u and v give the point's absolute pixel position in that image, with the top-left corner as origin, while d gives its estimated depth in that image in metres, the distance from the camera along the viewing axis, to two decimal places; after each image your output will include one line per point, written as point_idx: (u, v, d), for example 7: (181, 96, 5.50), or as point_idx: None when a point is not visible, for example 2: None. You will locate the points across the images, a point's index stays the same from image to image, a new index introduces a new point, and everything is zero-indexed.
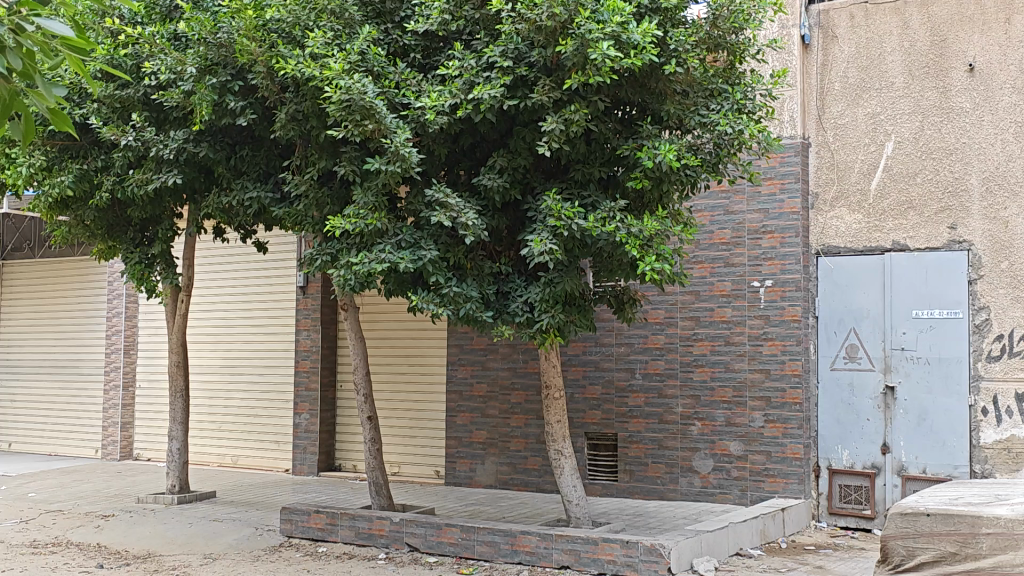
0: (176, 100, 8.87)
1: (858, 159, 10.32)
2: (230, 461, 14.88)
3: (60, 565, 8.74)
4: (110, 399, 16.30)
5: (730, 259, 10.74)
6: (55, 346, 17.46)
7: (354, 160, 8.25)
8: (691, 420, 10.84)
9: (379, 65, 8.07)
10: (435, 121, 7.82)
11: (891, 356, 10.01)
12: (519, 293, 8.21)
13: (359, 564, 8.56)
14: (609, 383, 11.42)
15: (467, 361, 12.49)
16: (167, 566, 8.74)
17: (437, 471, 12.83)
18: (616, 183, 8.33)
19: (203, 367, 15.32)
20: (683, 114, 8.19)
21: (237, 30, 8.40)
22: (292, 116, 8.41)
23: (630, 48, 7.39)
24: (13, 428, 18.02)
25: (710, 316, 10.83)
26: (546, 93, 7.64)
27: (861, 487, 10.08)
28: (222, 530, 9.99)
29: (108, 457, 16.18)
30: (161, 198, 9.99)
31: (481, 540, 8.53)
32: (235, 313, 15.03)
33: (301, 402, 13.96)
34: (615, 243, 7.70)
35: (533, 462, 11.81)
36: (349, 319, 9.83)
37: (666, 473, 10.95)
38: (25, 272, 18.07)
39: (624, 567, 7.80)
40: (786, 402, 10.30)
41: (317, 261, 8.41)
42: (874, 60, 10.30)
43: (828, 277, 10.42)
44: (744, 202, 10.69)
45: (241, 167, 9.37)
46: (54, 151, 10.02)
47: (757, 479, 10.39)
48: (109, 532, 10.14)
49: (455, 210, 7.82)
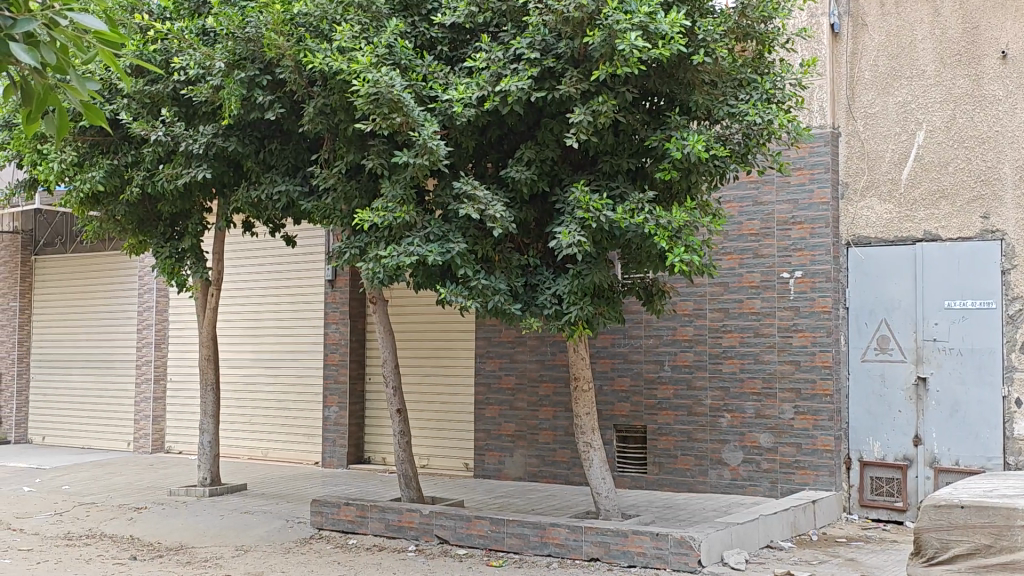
0: (205, 95, 8.92)
1: (889, 148, 10.23)
2: (261, 454, 14.99)
3: (94, 557, 8.83)
4: (142, 394, 16.45)
5: (759, 250, 10.65)
6: (87, 340, 17.64)
7: (382, 154, 8.26)
8: (720, 413, 10.79)
9: (407, 58, 8.08)
10: (463, 114, 7.83)
11: (923, 347, 9.93)
12: (548, 286, 8.16)
13: (389, 556, 8.59)
14: (638, 376, 11.38)
15: (495, 354, 12.51)
16: (199, 558, 8.79)
17: (466, 463, 12.86)
18: (644, 175, 8.28)
19: (234, 360, 15.40)
20: (711, 104, 8.09)
21: (264, 25, 8.43)
22: (320, 110, 8.45)
23: (658, 39, 7.35)
24: (46, 422, 18.24)
25: (739, 308, 10.76)
26: (574, 84, 7.65)
27: (892, 479, 10.02)
28: (253, 522, 10.05)
29: (141, 450, 16.36)
30: (190, 193, 9.98)
31: (511, 532, 8.53)
32: (265, 307, 15.09)
33: (330, 395, 14.02)
34: (644, 235, 7.68)
35: (562, 455, 11.81)
36: (378, 311, 9.85)
37: (696, 466, 10.91)
38: (57, 267, 18.29)
39: (654, 559, 7.80)
40: (816, 394, 10.22)
41: (346, 255, 8.48)
42: (905, 48, 10.22)
43: (859, 267, 10.34)
44: (774, 192, 10.60)
45: (270, 161, 9.39)
46: (85, 146, 10.08)
47: (787, 471, 10.32)
48: (141, 524, 10.21)
49: (483, 202, 7.82)
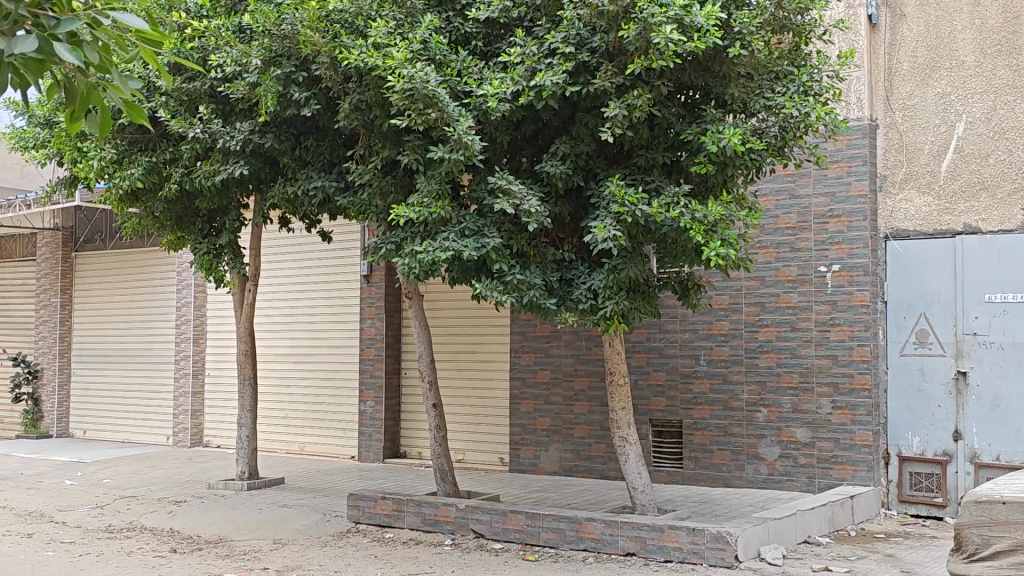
0: (242, 92, 8.99)
1: (927, 140, 10.14)
2: (298, 448, 15.10)
3: (135, 550, 8.94)
4: (180, 388, 16.63)
5: (796, 244, 10.57)
6: (126, 335, 17.83)
7: (417, 149, 8.30)
8: (757, 407, 10.74)
9: (441, 53, 8.11)
10: (498, 108, 7.83)
11: (963, 341, 9.82)
12: (583, 280, 8.14)
13: (426, 550, 8.62)
14: (673, 370, 11.34)
15: (530, 348, 12.51)
16: (237, 551, 8.87)
17: (502, 458, 12.89)
18: (679, 168, 8.24)
19: (270, 355, 15.51)
20: (747, 98, 8.03)
21: (300, 22, 8.51)
22: (355, 106, 8.50)
23: (694, 32, 7.30)
24: (86, 416, 18.47)
25: (776, 302, 10.69)
26: (609, 78, 7.63)
27: (932, 474, 9.93)
28: (291, 516, 10.12)
29: (179, 444, 16.54)
30: (227, 189, 10.04)
31: (547, 527, 8.53)
32: (302, 302, 15.18)
33: (366, 390, 14.11)
34: (680, 229, 7.65)
35: (597, 449, 11.80)
36: (414, 306, 9.87)
37: (732, 460, 10.87)
38: (96, 264, 18.51)
39: (690, 554, 7.78)
40: (854, 388, 10.13)
41: (381, 251, 8.52)
42: (944, 39, 10.13)
43: (897, 261, 10.23)
44: (810, 185, 10.52)
45: (306, 157, 9.44)
46: (124, 144, 10.19)
47: (825, 466, 10.24)
48: (180, 518, 10.31)
49: (518, 197, 7.82)
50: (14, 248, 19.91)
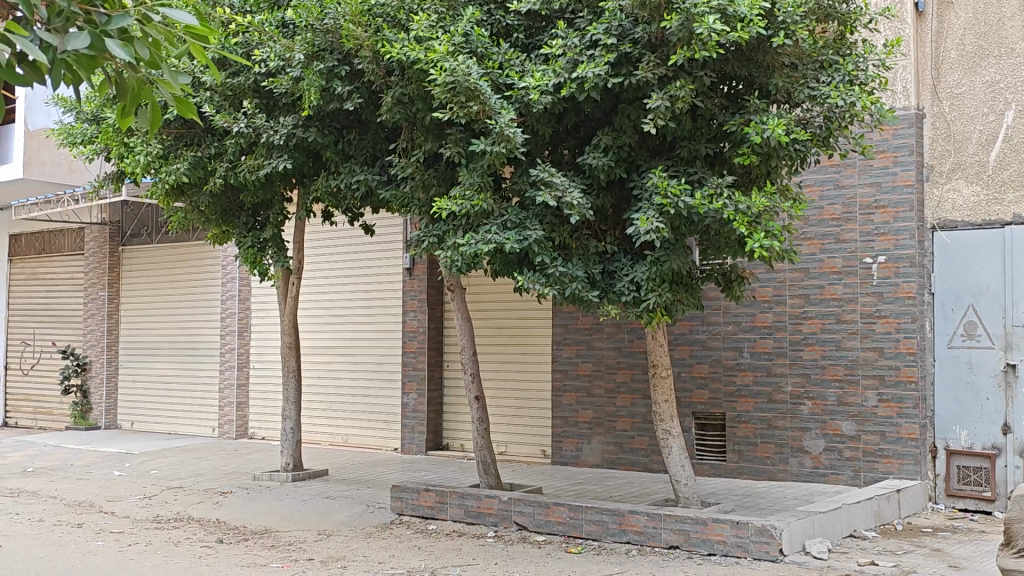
0: (285, 87, 9.05)
1: (976, 129, 10.03)
2: (341, 440, 15.23)
3: (183, 540, 9.07)
4: (226, 380, 16.81)
5: (841, 235, 10.47)
6: (172, 328, 18.05)
7: (459, 142, 8.30)
8: (801, 400, 10.65)
9: (483, 46, 8.10)
10: (540, 101, 7.82)
11: (1012, 333, 9.68)
12: (625, 272, 8.11)
13: (469, 542, 8.65)
14: (716, 363, 11.27)
15: (572, 341, 12.50)
16: (283, 542, 8.96)
17: (544, 450, 12.89)
18: (723, 160, 8.18)
19: (314, 348, 15.63)
20: (792, 88, 7.95)
21: (342, 16, 8.57)
22: (398, 99, 8.52)
23: (737, 21, 7.25)
24: (134, 407, 18.75)
25: (821, 294, 10.59)
26: (651, 69, 7.58)
27: (980, 468, 9.77)
28: (336, 507, 10.21)
29: (225, 436, 16.76)
30: (272, 183, 10.12)
31: (590, 519, 8.53)
32: (345, 295, 15.28)
33: (409, 382, 14.18)
34: (723, 220, 7.60)
35: (640, 442, 11.79)
36: (456, 299, 9.89)
37: (776, 454, 10.79)
38: (143, 257, 18.74)
39: (734, 548, 7.74)
40: (901, 380, 10.02)
41: (424, 244, 8.55)
42: (993, 26, 10.06)
43: (945, 252, 10.09)
44: (856, 175, 10.41)
45: (349, 151, 9.49)
46: (170, 139, 10.31)
47: (870, 460, 10.14)
48: (227, 508, 10.44)
49: (560, 189, 7.81)
50: (63, 242, 20.21)
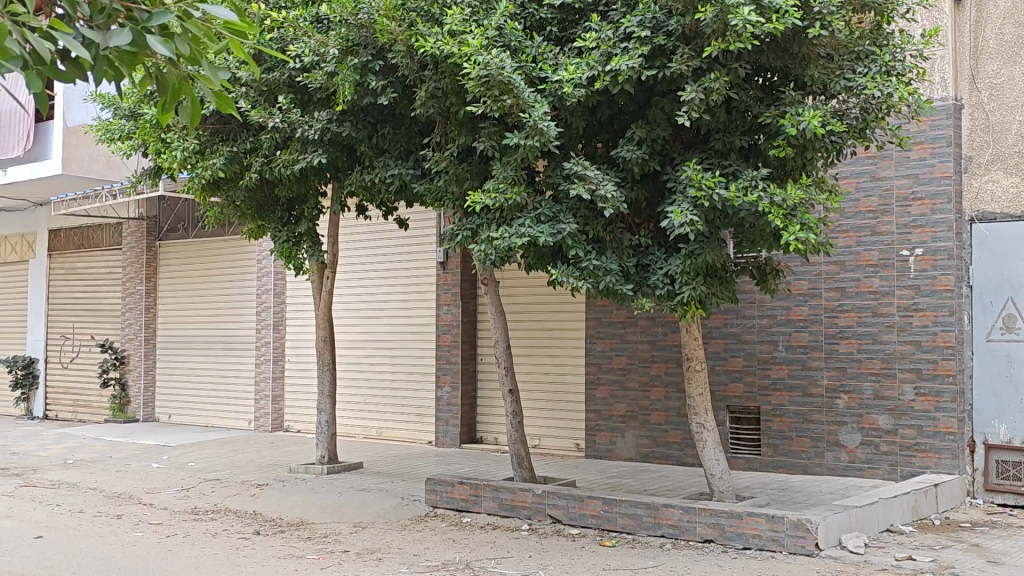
0: (320, 82, 9.09)
1: (1016, 120, 9.91)
2: (375, 433, 15.31)
3: (220, 531, 9.16)
4: (261, 373, 16.95)
5: (878, 228, 10.39)
6: (209, 322, 18.22)
7: (493, 136, 8.31)
8: (837, 394, 10.58)
9: (517, 39, 8.11)
10: (573, 94, 7.80)
11: None
12: (660, 266, 8.09)
13: (503, 535, 8.68)
14: (751, 356, 11.22)
15: (606, 334, 12.50)
16: (318, 534, 9.03)
17: (577, 443, 12.90)
18: (757, 152, 8.14)
19: (349, 341, 15.72)
20: (827, 79, 7.87)
21: (376, 10, 8.60)
22: (431, 94, 8.55)
23: (772, 13, 7.20)
24: (172, 401, 18.94)
25: (857, 287, 10.51)
26: (686, 61, 7.55)
27: (1019, 463, 9.63)
28: (370, 500, 10.27)
29: (261, 429, 16.92)
30: (306, 178, 10.15)
31: (624, 512, 8.52)
32: (379, 289, 15.34)
33: (443, 375, 14.23)
34: (758, 213, 7.55)
35: (675, 435, 11.78)
36: (491, 292, 9.91)
37: (811, 447, 10.73)
38: (180, 252, 18.94)
39: (770, 542, 7.70)
40: (938, 374, 9.92)
41: (458, 238, 8.56)
42: None
43: (983, 244, 9.97)
44: (892, 167, 10.32)
45: (383, 146, 9.52)
46: (206, 134, 10.38)
47: (907, 454, 10.05)
48: (263, 500, 10.53)
49: (594, 182, 7.79)
50: (102, 237, 20.45)
